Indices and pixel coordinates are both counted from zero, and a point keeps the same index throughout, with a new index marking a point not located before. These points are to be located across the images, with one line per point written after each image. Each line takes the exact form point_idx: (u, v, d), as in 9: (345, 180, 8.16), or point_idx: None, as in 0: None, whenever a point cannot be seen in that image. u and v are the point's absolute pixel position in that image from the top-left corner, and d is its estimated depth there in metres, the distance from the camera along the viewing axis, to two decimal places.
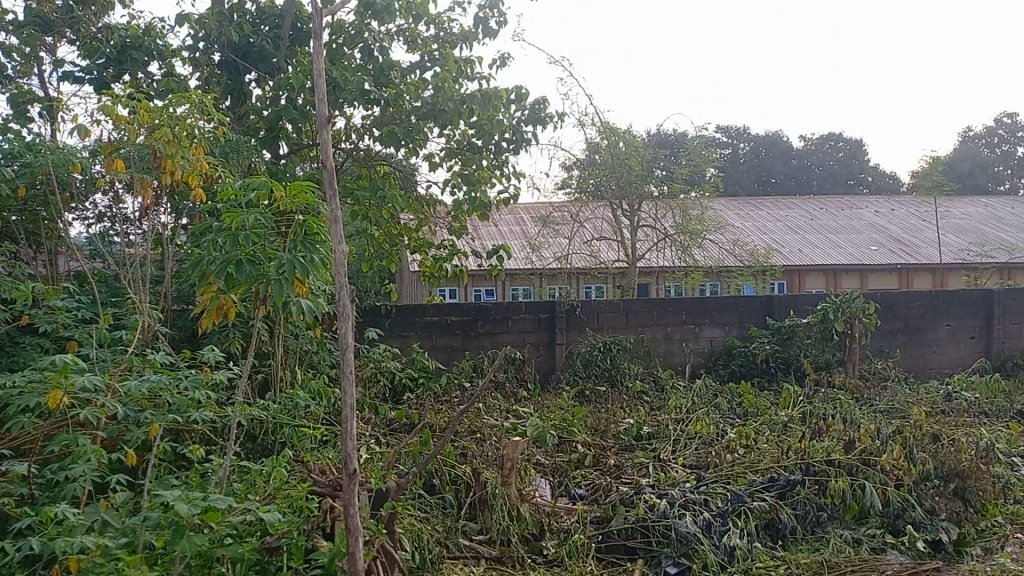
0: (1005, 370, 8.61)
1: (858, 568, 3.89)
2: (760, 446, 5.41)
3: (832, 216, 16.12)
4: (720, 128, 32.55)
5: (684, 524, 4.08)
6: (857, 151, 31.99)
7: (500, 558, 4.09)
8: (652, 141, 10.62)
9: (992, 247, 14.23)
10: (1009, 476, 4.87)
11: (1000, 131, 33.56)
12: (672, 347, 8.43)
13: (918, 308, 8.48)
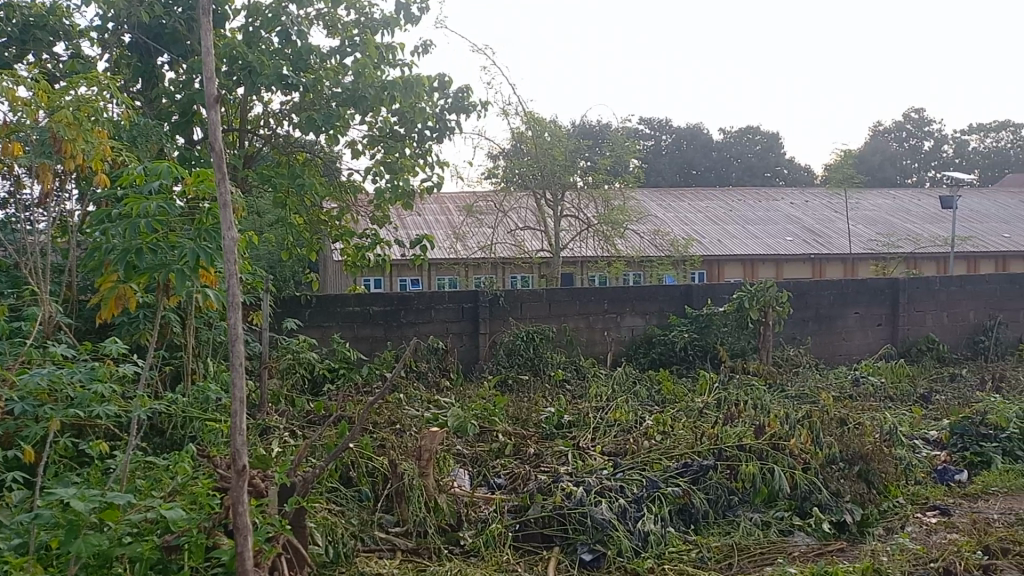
0: (909, 356, 8.92)
1: (766, 551, 3.97)
2: (676, 433, 5.47)
3: (750, 208, 16.49)
4: (643, 120, 32.92)
5: (599, 511, 4.11)
6: (774, 143, 32.80)
7: (416, 550, 4.05)
8: (575, 132, 10.66)
9: (899, 238, 14.79)
10: (911, 458, 5.01)
11: (908, 125, 34.90)
12: (594, 336, 8.48)
13: (828, 297, 8.74)
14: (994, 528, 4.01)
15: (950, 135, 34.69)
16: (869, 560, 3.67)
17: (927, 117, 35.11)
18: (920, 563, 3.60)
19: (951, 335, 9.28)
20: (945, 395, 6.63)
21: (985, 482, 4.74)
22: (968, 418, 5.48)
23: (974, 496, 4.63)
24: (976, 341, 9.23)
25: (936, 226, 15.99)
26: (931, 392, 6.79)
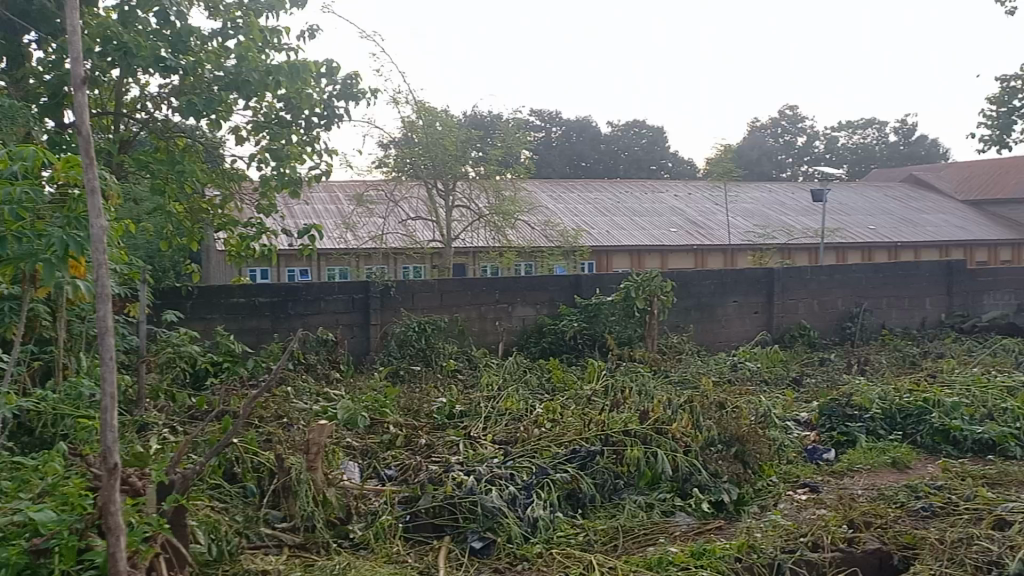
0: (783, 342, 9.37)
1: (649, 531, 4.11)
2: (565, 420, 5.57)
3: (637, 200, 16.92)
4: (534, 112, 33.22)
5: (489, 499, 4.15)
6: (659, 137, 33.73)
7: (304, 545, 3.99)
8: (466, 122, 10.66)
9: (775, 230, 15.51)
10: (783, 439, 5.27)
11: (783, 123, 36.59)
12: (486, 326, 8.52)
13: (709, 286, 9.08)
14: (857, 502, 4.25)
15: (822, 132, 36.58)
16: (745, 537, 3.84)
17: (800, 115, 36.88)
18: (791, 538, 3.79)
19: (821, 321, 9.79)
20: (816, 378, 6.99)
21: (850, 460, 5.03)
22: (835, 400, 5.79)
23: (840, 473, 4.90)
24: (844, 327, 9.79)
25: (809, 218, 16.83)
26: (803, 376, 7.14)
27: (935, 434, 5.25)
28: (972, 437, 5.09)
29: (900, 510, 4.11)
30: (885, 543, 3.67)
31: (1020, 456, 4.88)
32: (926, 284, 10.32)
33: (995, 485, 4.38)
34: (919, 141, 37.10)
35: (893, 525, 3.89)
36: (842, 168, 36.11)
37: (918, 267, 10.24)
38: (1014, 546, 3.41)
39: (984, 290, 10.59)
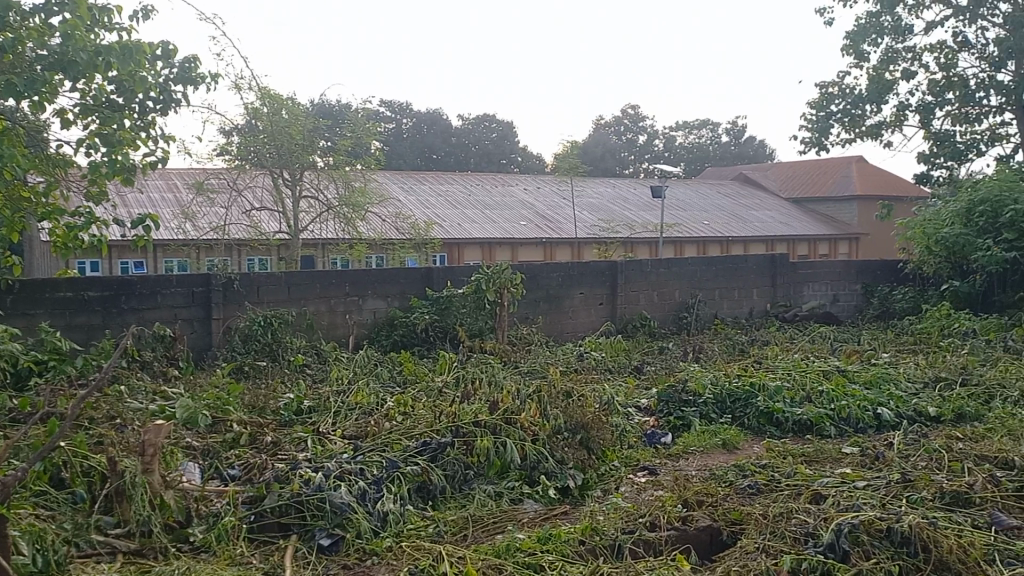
0: (626, 332, 9.76)
1: (498, 519, 4.19)
2: (416, 413, 5.56)
3: (487, 193, 17.10)
4: (384, 102, 32.80)
5: (338, 496, 4.09)
6: (509, 131, 34.18)
7: (140, 551, 3.80)
8: (314, 110, 10.40)
9: (618, 225, 16.11)
10: (624, 425, 5.50)
11: (626, 121, 38.01)
12: (335, 319, 8.36)
13: (556, 278, 9.32)
14: (691, 483, 4.51)
15: (661, 131, 38.29)
16: (588, 520, 3.99)
17: (641, 114, 38.42)
18: (631, 519, 3.97)
19: (660, 311, 10.27)
20: (655, 366, 7.33)
21: (686, 443, 5.31)
22: (672, 386, 6.10)
23: (676, 455, 5.17)
24: (681, 317, 10.32)
25: (649, 213, 17.58)
26: (643, 364, 7.46)
27: (760, 417, 5.64)
28: (792, 418, 5.50)
29: (729, 488, 4.39)
30: (715, 520, 3.92)
31: (833, 434, 5.32)
32: (753, 276, 11.03)
33: (812, 462, 4.76)
34: (749, 142, 39.49)
35: (722, 502, 4.15)
36: (679, 166, 37.90)
37: (746, 260, 10.93)
38: (827, 518, 3.73)
39: (804, 282, 11.44)
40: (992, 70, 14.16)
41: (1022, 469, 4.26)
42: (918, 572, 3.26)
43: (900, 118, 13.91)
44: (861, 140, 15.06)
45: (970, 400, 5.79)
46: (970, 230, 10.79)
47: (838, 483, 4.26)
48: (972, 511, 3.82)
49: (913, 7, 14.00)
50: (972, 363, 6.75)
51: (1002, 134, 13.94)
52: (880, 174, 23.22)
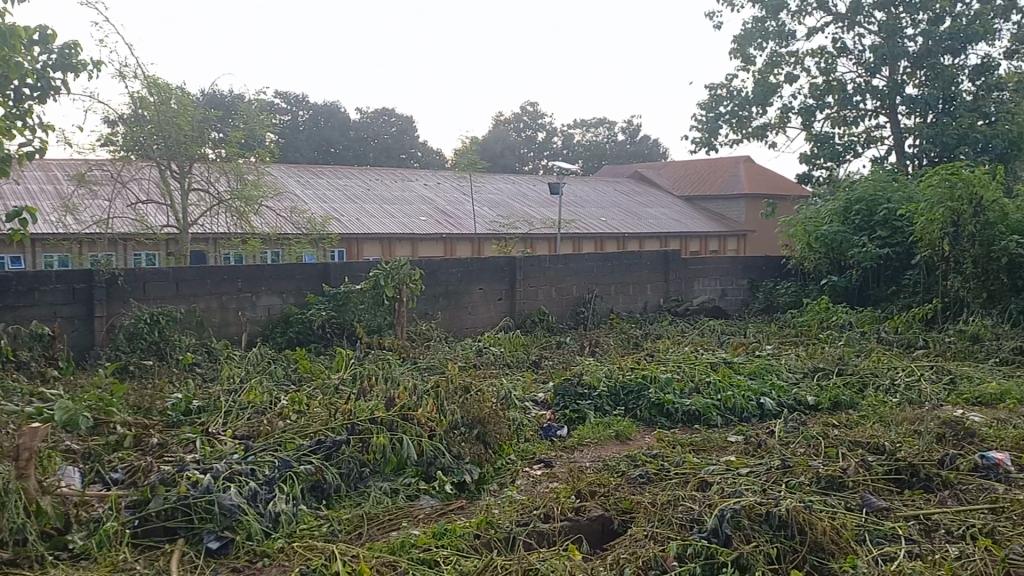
0: (524, 327, 9.84)
1: (393, 516, 4.16)
2: (311, 411, 5.46)
3: (386, 187, 16.94)
4: (279, 93, 32.00)
5: (227, 497, 3.97)
6: (409, 126, 33.93)
7: (13, 561, 3.60)
8: (204, 101, 10.08)
9: (517, 221, 16.24)
10: (521, 419, 5.56)
11: (525, 118, 38.33)
12: (227, 316, 8.11)
13: (456, 274, 9.32)
14: (585, 475, 4.59)
15: (559, 128, 38.78)
16: (483, 514, 4.01)
17: (540, 111, 38.77)
18: (525, 511, 4.02)
19: (558, 307, 10.41)
20: (552, 360, 7.42)
21: (580, 435, 5.41)
22: (568, 380, 6.20)
23: (572, 448, 5.26)
24: (578, 312, 10.48)
25: (547, 209, 17.79)
26: (541, 358, 7.55)
27: (652, 408, 5.79)
28: (682, 409, 5.68)
29: (622, 478, 4.50)
30: (607, 510, 4.00)
31: (720, 424, 5.52)
32: (647, 272, 11.31)
33: (699, 451, 4.93)
34: (644, 141, 40.42)
35: (614, 492, 4.25)
36: (576, 163, 38.47)
37: (640, 257, 11.19)
38: (712, 505, 3.87)
39: (695, 277, 11.81)
40: (868, 75, 14.96)
41: (891, 453, 4.52)
42: (794, 553, 3.42)
43: (784, 119, 14.53)
44: (748, 140, 15.65)
45: (846, 389, 6.11)
46: (847, 227, 11.43)
47: (723, 471, 4.42)
48: (845, 494, 4.04)
49: (796, 14, 14.64)
50: (848, 354, 7.12)
51: (877, 137, 14.76)
52: (767, 174, 24.19)
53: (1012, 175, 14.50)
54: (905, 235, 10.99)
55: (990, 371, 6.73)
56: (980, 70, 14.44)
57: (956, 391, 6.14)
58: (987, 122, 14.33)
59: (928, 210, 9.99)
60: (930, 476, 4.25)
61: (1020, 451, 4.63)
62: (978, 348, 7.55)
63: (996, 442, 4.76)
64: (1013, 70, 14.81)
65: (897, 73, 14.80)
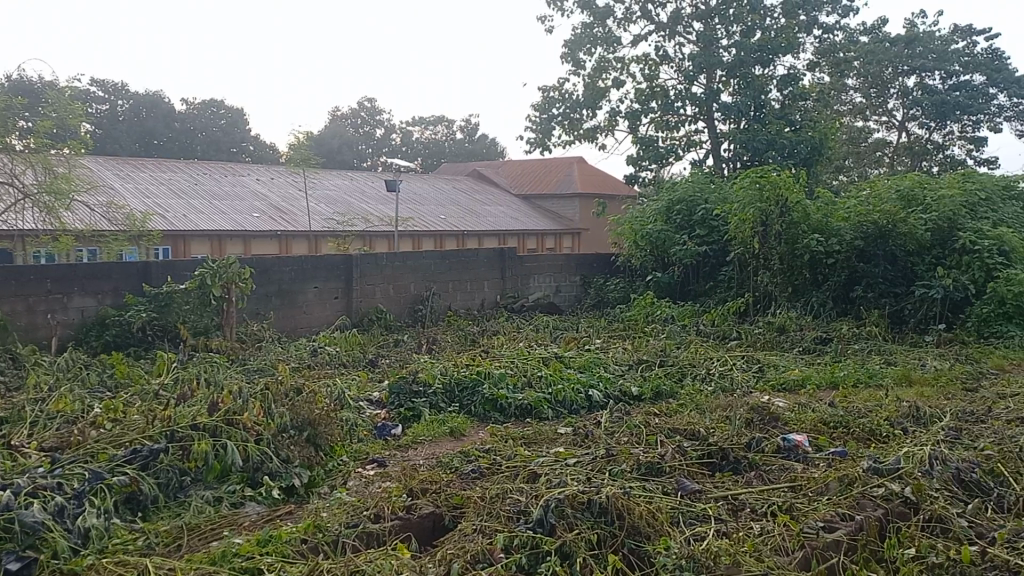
0: (361, 325, 9.73)
1: (215, 526, 4.00)
2: (129, 418, 5.16)
3: (215, 182, 16.24)
4: (95, 81, 29.84)
5: (29, 513, 3.66)
6: (239, 120, 32.69)
7: None
8: (6, 87, 9.25)
9: (354, 219, 16.03)
10: (354, 419, 5.49)
11: (362, 114, 37.96)
12: (35, 319, 7.49)
13: (289, 273, 9.07)
14: (418, 472, 4.59)
15: (397, 125, 38.59)
16: (311, 518, 3.93)
17: (378, 107, 38.45)
18: (356, 512, 3.97)
19: (396, 305, 10.35)
20: (389, 359, 7.37)
21: (415, 433, 5.41)
22: (403, 378, 6.18)
23: (406, 446, 5.26)
24: (416, 310, 10.46)
25: (386, 206, 17.65)
26: (377, 357, 7.48)
27: (486, 403, 5.88)
28: (514, 403, 5.80)
29: (454, 474, 4.54)
30: (437, 506, 4.02)
31: (550, 417, 5.69)
32: (484, 270, 11.45)
33: (530, 443, 5.05)
34: (482, 139, 40.92)
35: (445, 489, 4.28)
36: (415, 160, 38.49)
37: (477, 254, 11.32)
38: (538, 496, 3.98)
39: (530, 274, 12.09)
40: (687, 82, 15.82)
41: (705, 438, 4.82)
42: (614, 538, 3.57)
43: (612, 122, 15.10)
44: (580, 142, 16.17)
45: (666, 379, 6.45)
46: (669, 227, 12.09)
47: (552, 462, 4.56)
48: (663, 479, 4.27)
49: (622, 21, 15.26)
50: (669, 346, 7.51)
51: (697, 141, 15.63)
52: (599, 174, 25.06)
53: (814, 178, 15.78)
54: (722, 233, 11.72)
55: (792, 358, 7.31)
56: (785, 81, 15.55)
57: (765, 378, 6.61)
58: (793, 129, 15.50)
59: (741, 211, 10.71)
60: (738, 458, 4.56)
61: (817, 432, 5.05)
62: (784, 338, 8.17)
63: (796, 425, 5.17)
64: (814, 80, 16.12)
65: (714, 80, 15.73)
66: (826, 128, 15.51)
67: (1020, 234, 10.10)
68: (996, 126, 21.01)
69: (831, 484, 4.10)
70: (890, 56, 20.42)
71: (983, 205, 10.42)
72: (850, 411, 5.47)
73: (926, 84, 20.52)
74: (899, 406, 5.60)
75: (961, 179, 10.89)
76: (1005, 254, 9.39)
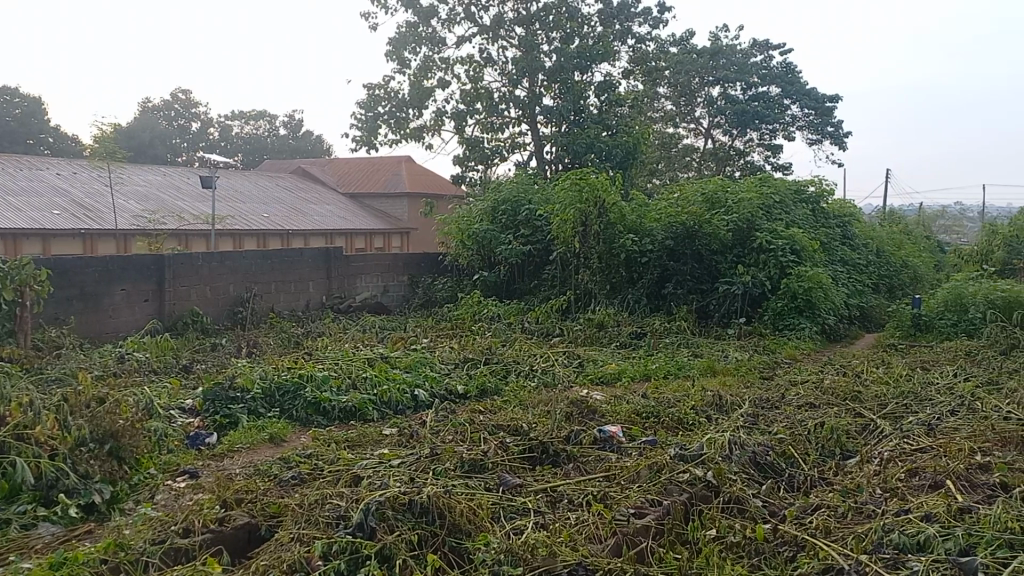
0: (175, 329, 9.21)
1: (3, 550, 3.65)
2: None
3: (7, 177, 14.85)
4: None
5: None
6: (37, 109, 29.77)
7: None
8: None
9: (164, 217, 15.20)
10: (164, 428, 5.19)
11: (177, 106, 35.90)
12: None
13: (93, 273, 8.45)
14: (233, 482, 4.40)
15: (215, 118, 36.97)
16: (111, 537, 3.68)
17: (193, 99, 36.55)
18: (163, 527, 3.76)
19: (213, 307, 9.87)
20: (205, 364, 7.04)
21: (230, 441, 5.19)
22: (219, 384, 5.91)
23: (220, 455, 5.03)
24: (235, 312, 10.04)
25: (205, 205, 16.83)
26: (192, 362, 7.13)
27: (308, 407, 5.73)
28: (338, 406, 5.69)
29: (272, 482, 4.39)
30: (253, 516, 3.87)
31: (375, 418, 5.64)
32: (309, 270, 11.19)
33: (354, 446, 4.98)
34: (307, 136, 39.93)
35: (261, 498, 4.13)
36: (236, 156, 37.08)
37: (302, 254, 11.03)
38: (358, 500, 3.91)
39: (356, 274, 11.92)
40: (511, 86, 16.14)
41: (526, 433, 4.94)
42: (435, 537, 3.57)
43: (438, 122, 15.14)
44: (405, 141, 16.09)
45: (491, 376, 6.55)
46: (495, 227, 12.30)
47: (375, 464, 4.50)
48: (485, 475, 4.33)
49: (446, 21, 15.33)
50: (494, 344, 7.63)
51: (521, 143, 15.97)
52: (428, 174, 25.07)
53: (629, 181, 16.52)
54: (544, 233, 12.03)
55: (609, 353, 7.62)
56: (601, 87, 16.20)
57: (584, 372, 6.86)
58: (610, 134, 16.15)
59: (562, 211, 11.06)
60: (558, 452, 4.70)
61: (630, 423, 5.29)
62: (602, 334, 8.51)
63: (612, 417, 5.40)
64: (629, 88, 16.89)
65: (536, 84, 16.14)
66: (639, 133, 16.29)
67: (808, 234, 11.04)
68: (789, 134, 22.84)
69: (643, 472, 4.31)
70: (697, 67, 21.79)
71: (778, 208, 11.30)
72: (661, 401, 5.79)
73: (728, 95, 21.97)
74: (704, 395, 5.97)
75: (759, 183, 11.77)
76: (796, 253, 10.24)
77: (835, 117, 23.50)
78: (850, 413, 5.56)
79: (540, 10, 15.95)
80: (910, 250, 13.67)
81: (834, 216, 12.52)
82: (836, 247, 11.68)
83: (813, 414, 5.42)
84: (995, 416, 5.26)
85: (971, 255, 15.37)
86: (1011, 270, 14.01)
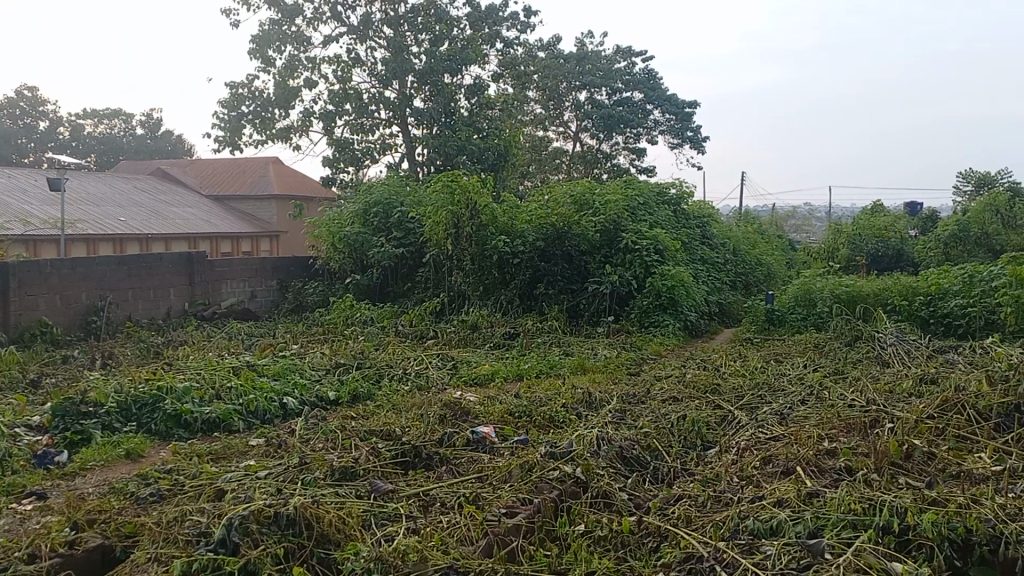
0: (22, 342, 8.61)
1: None
2: None
3: None
4: None
5: None
6: None
7: None
8: None
9: (9, 221, 14.20)
10: (8, 449, 4.84)
11: (22, 104, 33.64)
12: None
13: None
14: (85, 502, 4.15)
15: (66, 118, 34.99)
16: None
17: (41, 96, 34.27)
18: (7, 555, 3.51)
19: (65, 317, 9.29)
20: (55, 378, 6.62)
21: (83, 458, 4.90)
22: (69, 399, 5.56)
23: (72, 474, 4.74)
24: (89, 321, 9.49)
25: (55, 208, 15.82)
26: (41, 376, 6.69)
27: (168, 420, 5.47)
28: (201, 417, 5.48)
29: (128, 500, 4.18)
30: (107, 537, 3.66)
31: (241, 429, 5.46)
32: (169, 275, 10.71)
33: (218, 459, 4.81)
34: (167, 137, 38.24)
35: (117, 517, 3.92)
36: (89, 157, 35.03)
37: (161, 258, 10.55)
38: (221, 514, 3.77)
39: (221, 279, 11.51)
40: (381, 87, 16.00)
41: (398, 438, 4.91)
42: (302, 549, 3.48)
43: (306, 123, 14.82)
44: (272, 142, 15.65)
45: (363, 381, 6.47)
46: (367, 230, 12.15)
47: (240, 477, 4.36)
48: (356, 482, 4.27)
49: (312, 20, 15.02)
50: (366, 348, 7.55)
51: (391, 145, 15.85)
52: (297, 176, 24.50)
53: (501, 183, 16.68)
54: (417, 236, 11.98)
55: (482, 354, 7.67)
56: (471, 90, 16.27)
57: (458, 374, 6.89)
58: (481, 136, 16.26)
59: (434, 213, 11.03)
60: (430, 455, 4.69)
61: (503, 423, 5.35)
62: (475, 335, 8.56)
63: (485, 417, 5.45)
64: (498, 91, 17.06)
65: (406, 86, 16.05)
66: (510, 136, 16.48)
67: (670, 234, 11.44)
68: (652, 138, 23.66)
69: (514, 471, 4.36)
70: (563, 72, 22.19)
71: (642, 209, 11.68)
72: (532, 400, 5.88)
73: (595, 100, 22.51)
74: (573, 393, 6.11)
75: (624, 186, 12.14)
76: (659, 252, 10.62)
77: (694, 122, 24.51)
78: (710, 405, 5.82)
79: (408, 11, 15.90)
80: (765, 249, 14.43)
81: (694, 217, 13.07)
82: (696, 246, 12.19)
83: (676, 408, 5.63)
84: (840, 403, 5.63)
85: (818, 253, 16.37)
86: (854, 267, 15.02)
